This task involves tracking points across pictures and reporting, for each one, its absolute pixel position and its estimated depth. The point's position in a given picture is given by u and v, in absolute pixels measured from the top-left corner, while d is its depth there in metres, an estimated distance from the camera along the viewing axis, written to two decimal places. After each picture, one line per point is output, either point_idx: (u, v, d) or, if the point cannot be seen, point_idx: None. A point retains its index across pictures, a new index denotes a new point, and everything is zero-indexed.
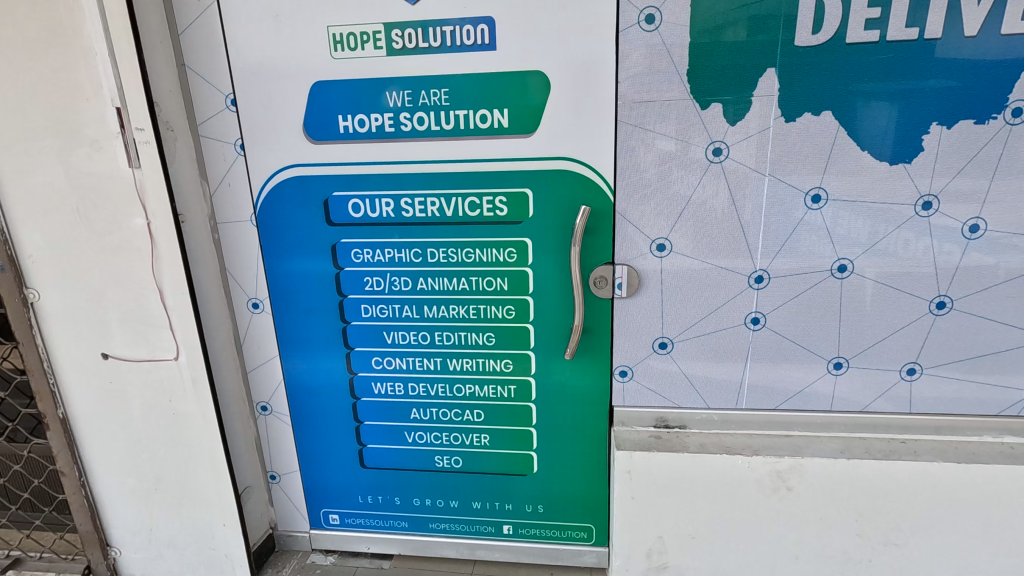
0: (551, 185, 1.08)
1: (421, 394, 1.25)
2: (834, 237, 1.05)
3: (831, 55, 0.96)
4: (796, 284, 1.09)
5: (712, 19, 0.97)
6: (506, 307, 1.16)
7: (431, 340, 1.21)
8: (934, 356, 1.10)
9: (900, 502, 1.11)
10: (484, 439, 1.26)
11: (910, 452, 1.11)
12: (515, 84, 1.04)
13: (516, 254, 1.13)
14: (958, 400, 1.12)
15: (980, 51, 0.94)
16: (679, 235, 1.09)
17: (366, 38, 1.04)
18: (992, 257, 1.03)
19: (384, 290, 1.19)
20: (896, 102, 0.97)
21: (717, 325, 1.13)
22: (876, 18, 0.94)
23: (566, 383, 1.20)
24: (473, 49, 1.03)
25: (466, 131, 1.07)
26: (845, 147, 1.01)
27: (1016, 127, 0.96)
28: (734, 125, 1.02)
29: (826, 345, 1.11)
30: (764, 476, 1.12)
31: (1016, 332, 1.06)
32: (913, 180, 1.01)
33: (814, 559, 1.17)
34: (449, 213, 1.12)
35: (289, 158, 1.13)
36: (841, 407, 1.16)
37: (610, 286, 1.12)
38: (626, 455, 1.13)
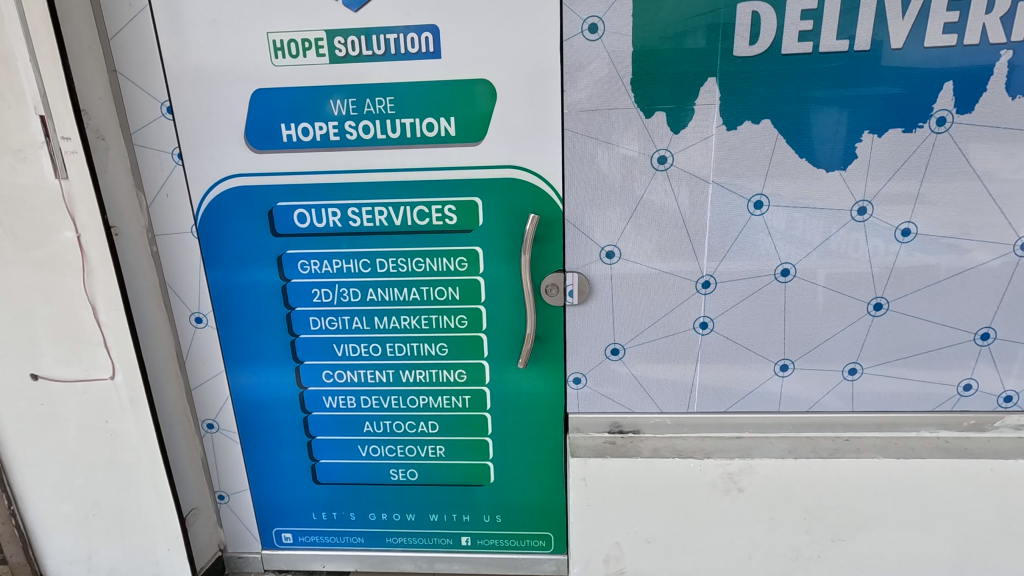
0: (500, 194, 1.08)
1: (374, 407, 1.23)
2: (777, 242, 1.08)
3: (768, 65, 0.99)
4: (742, 288, 1.11)
5: (654, 30, 0.99)
6: (459, 317, 1.15)
7: (383, 352, 1.19)
8: (874, 355, 1.13)
9: (845, 498, 1.14)
10: (439, 451, 1.25)
11: (853, 450, 1.15)
12: (462, 92, 1.03)
13: (466, 263, 1.12)
14: (898, 397, 1.16)
15: (906, 61, 0.98)
16: (628, 242, 1.10)
17: (308, 45, 1.02)
18: (924, 258, 1.07)
19: (333, 302, 1.16)
20: (830, 111, 1.01)
21: (667, 330, 1.14)
22: (809, 30, 0.97)
23: (521, 390, 1.19)
24: (418, 57, 1.02)
25: (413, 139, 1.05)
26: (784, 154, 1.03)
27: (941, 135, 1.01)
28: (678, 133, 1.04)
29: (772, 347, 1.14)
30: (715, 477, 1.15)
31: (948, 331, 1.11)
32: (849, 185, 1.04)
33: (766, 557, 1.19)
34: (398, 222, 1.10)
35: (230, 168, 1.10)
36: (789, 407, 1.18)
37: (562, 293, 1.13)
38: (580, 463, 1.16)
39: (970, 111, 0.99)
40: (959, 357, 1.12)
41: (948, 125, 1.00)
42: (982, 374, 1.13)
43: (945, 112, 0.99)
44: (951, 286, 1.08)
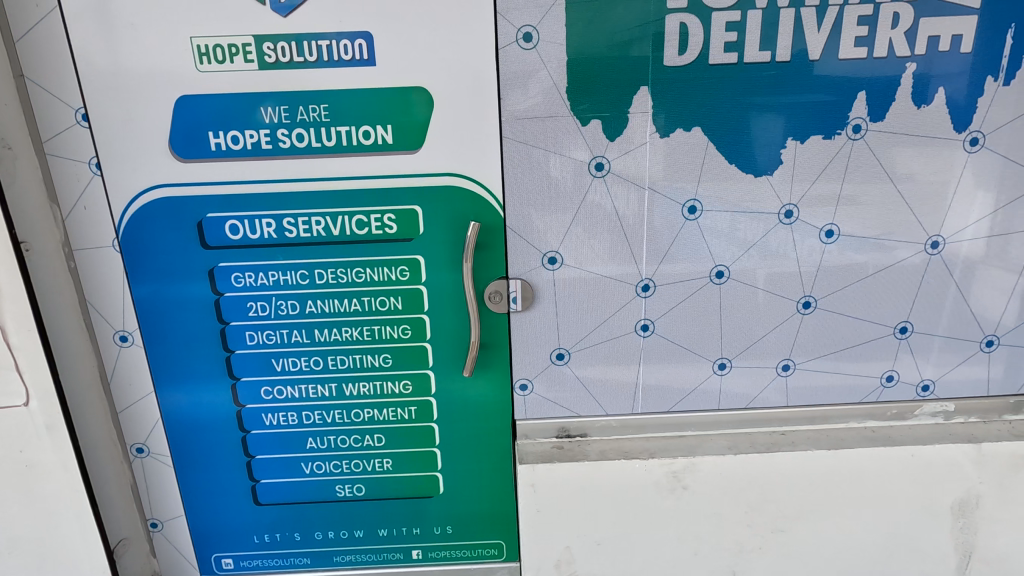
0: (441, 202, 1.07)
1: (317, 423, 1.19)
2: (711, 246, 1.12)
3: (697, 74, 1.02)
4: (679, 291, 1.14)
5: (587, 40, 1.01)
6: (402, 327, 1.14)
7: (325, 366, 1.16)
8: (805, 351, 1.18)
9: (781, 490, 1.19)
10: (386, 464, 1.22)
11: (789, 443, 1.20)
12: (398, 99, 1.02)
13: (408, 272, 1.10)
14: (829, 390, 1.21)
15: (824, 72, 1.03)
16: (569, 247, 1.11)
17: (235, 50, 0.99)
18: (846, 258, 1.13)
19: (270, 316, 1.12)
20: (756, 119, 1.05)
21: (610, 333, 1.16)
22: (733, 41, 1.01)
23: (468, 399, 1.18)
24: (352, 64, 1.00)
25: (350, 148, 1.03)
26: (715, 160, 1.07)
27: (857, 142, 1.07)
28: (614, 141, 1.06)
29: (710, 347, 1.17)
30: (660, 477, 1.18)
31: (871, 326, 1.17)
32: (776, 190, 1.09)
33: (710, 552, 1.22)
34: (336, 232, 1.08)
35: (155, 178, 1.04)
36: (728, 404, 1.22)
37: (505, 300, 1.13)
38: (529, 469, 1.17)
39: (881, 119, 1.06)
40: (881, 350, 1.19)
41: (863, 132, 1.06)
42: (902, 366, 1.20)
43: (860, 120, 1.05)
44: (871, 284, 1.15)
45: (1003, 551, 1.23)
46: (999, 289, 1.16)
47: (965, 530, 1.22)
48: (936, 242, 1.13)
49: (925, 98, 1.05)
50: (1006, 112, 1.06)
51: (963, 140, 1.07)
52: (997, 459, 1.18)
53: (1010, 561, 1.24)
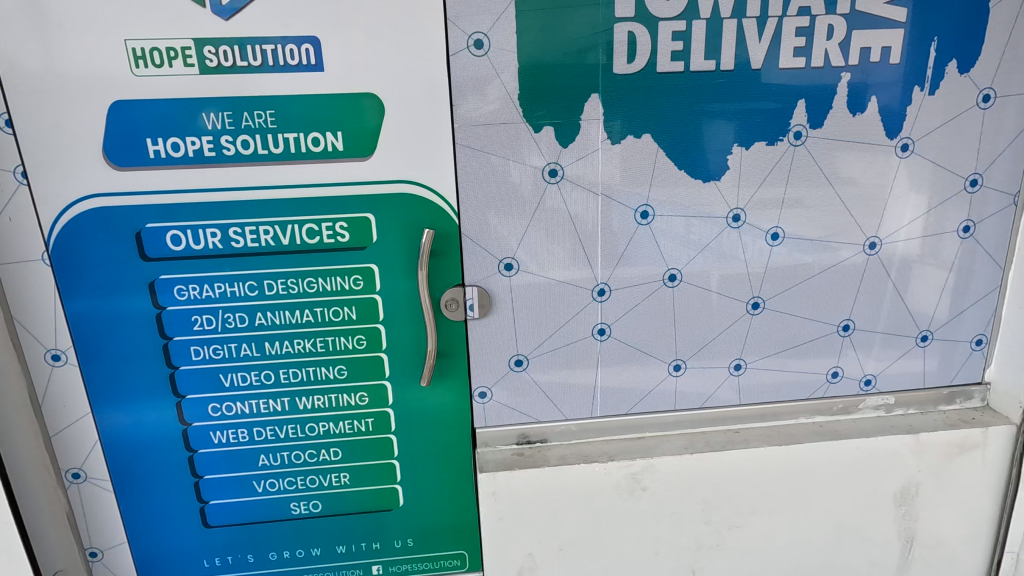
0: (394, 209, 1.05)
1: (269, 439, 1.15)
2: (663, 250, 1.14)
3: (645, 82, 1.04)
4: (634, 294, 1.16)
5: (537, 47, 1.01)
6: (357, 338, 1.11)
7: (276, 380, 1.12)
8: (755, 351, 1.22)
9: (737, 487, 1.22)
10: (343, 478, 1.19)
11: (743, 441, 1.23)
12: (348, 105, 1.00)
13: (362, 281, 1.08)
14: (779, 388, 1.25)
15: (766, 81, 1.07)
16: (524, 254, 1.11)
17: (174, 54, 0.95)
18: (792, 259, 1.17)
19: (216, 329, 1.08)
20: (703, 127, 1.08)
21: (567, 338, 1.17)
22: (679, 50, 1.03)
23: (426, 408, 1.17)
24: (299, 69, 0.97)
25: (298, 155, 1.01)
26: (665, 166, 1.09)
27: (798, 147, 1.11)
28: (567, 147, 1.07)
29: (665, 349, 1.20)
30: (620, 479, 1.19)
31: (815, 324, 1.22)
32: (724, 195, 1.12)
33: (670, 551, 1.24)
34: (285, 241, 1.04)
35: (88, 187, 0.99)
36: (684, 404, 1.24)
37: (462, 307, 1.12)
38: (489, 477, 1.16)
39: (820, 126, 1.10)
40: (826, 347, 1.23)
41: (803, 138, 1.10)
42: (846, 362, 1.25)
43: (800, 127, 1.10)
44: (815, 284, 1.19)
45: (942, 534, 1.30)
46: (932, 286, 1.22)
47: (907, 517, 1.28)
48: (873, 243, 1.18)
49: (860, 106, 1.10)
50: (933, 120, 1.12)
51: (895, 146, 1.13)
52: (935, 448, 1.24)
53: (948, 544, 1.31)
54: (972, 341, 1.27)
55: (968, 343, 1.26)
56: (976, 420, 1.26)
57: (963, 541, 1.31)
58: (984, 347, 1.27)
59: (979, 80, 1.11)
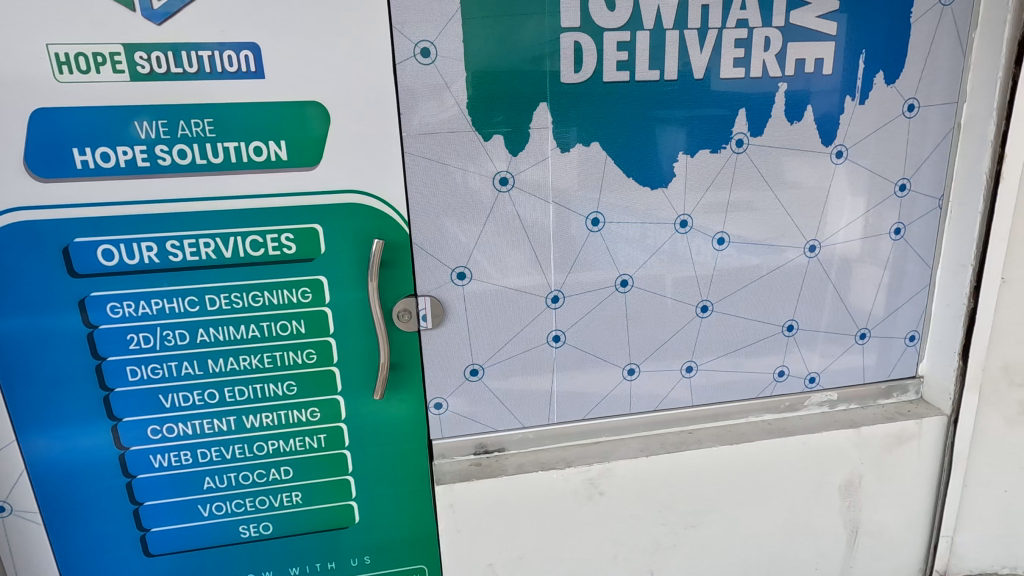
0: (342, 220, 1.03)
1: (215, 460, 1.10)
2: (615, 257, 1.15)
3: (592, 91, 1.06)
4: (587, 301, 1.17)
5: (484, 55, 1.01)
6: (306, 351, 1.08)
7: (221, 398, 1.07)
8: (705, 354, 1.25)
9: (691, 487, 1.25)
10: (295, 497, 1.15)
11: (696, 441, 1.25)
12: (291, 114, 0.97)
13: (310, 294, 1.05)
14: (729, 388, 1.28)
15: (708, 90, 1.10)
16: (477, 263, 1.11)
17: (102, 59, 0.90)
18: (738, 262, 1.21)
19: (155, 347, 1.03)
20: (650, 135, 1.10)
21: (522, 346, 1.17)
22: (624, 60, 1.05)
23: (381, 421, 1.14)
24: (238, 76, 0.94)
25: (239, 164, 0.97)
26: (614, 174, 1.11)
27: (740, 155, 1.15)
28: (516, 155, 1.07)
29: (618, 353, 1.21)
30: (577, 485, 1.19)
31: (761, 325, 1.26)
32: (671, 202, 1.15)
33: (629, 553, 1.26)
34: (228, 254, 1.00)
35: (8, 200, 0.93)
36: (639, 408, 1.26)
37: (415, 318, 1.10)
38: (446, 489, 1.16)
39: (760, 134, 1.14)
40: (772, 347, 1.27)
41: (745, 146, 1.14)
42: (791, 361, 1.29)
43: (741, 135, 1.13)
44: (760, 286, 1.23)
45: (884, 523, 1.36)
46: (868, 286, 1.28)
47: (852, 508, 1.33)
48: (813, 245, 1.23)
49: (797, 115, 1.14)
50: (864, 127, 1.18)
51: (830, 152, 1.18)
52: (875, 440, 1.30)
53: (889, 531, 1.37)
54: (906, 337, 1.33)
55: (903, 339, 1.33)
56: (911, 413, 1.33)
57: (903, 529, 1.38)
58: (917, 342, 1.34)
59: (904, 90, 1.17)
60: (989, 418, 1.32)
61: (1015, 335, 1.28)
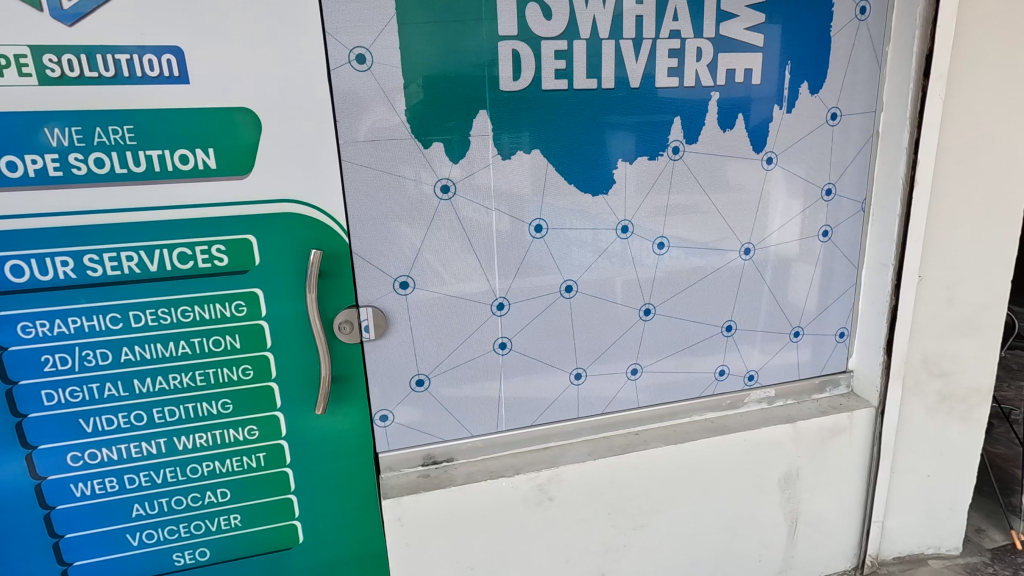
0: (277, 229, 0.99)
1: (144, 486, 1.04)
2: (558, 263, 1.16)
3: (531, 99, 1.07)
4: (532, 307, 1.17)
5: (422, 62, 1.00)
6: (242, 367, 1.03)
7: (149, 420, 1.02)
8: (649, 356, 1.27)
9: (639, 488, 1.27)
10: (234, 520, 1.10)
11: (642, 442, 1.28)
12: (219, 120, 0.93)
13: (245, 307, 1.01)
14: (673, 389, 1.31)
15: (645, 99, 1.12)
16: (420, 272, 1.09)
17: (5, 61, 0.84)
18: (678, 266, 1.24)
19: (73, 369, 0.96)
20: (590, 142, 1.12)
21: (469, 354, 1.16)
22: (562, 69, 1.07)
23: (324, 436, 1.11)
24: (160, 81, 0.90)
25: (164, 173, 0.93)
26: (556, 181, 1.12)
27: (677, 162, 1.18)
28: (457, 163, 1.06)
29: (564, 358, 1.22)
30: (527, 491, 1.20)
31: (702, 326, 1.29)
32: (613, 208, 1.17)
33: (580, 557, 1.27)
34: (153, 268, 0.95)
35: None
36: (587, 411, 1.27)
37: (357, 329, 1.08)
38: (393, 503, 1.13)
39: (695, 142, 1.18)
40: (712, 347, 1.31)
41: (681, 153, 1.17)
42: (731, 360, 1.33)
43: (677, 142, 1.16)
44: (701, 288, 1.26)
45: (821, 512, 1.42)
46: (801, 286, 1.33)
47: (791, 499, 1.38)
48: (748, 248, 1.27)
49: (729, 123, 1.18)
50: (792, 135, 1.23)
51: (762, 159, 1.22)
52: (810, 434, 1.36)
53: (826, 520, 1.43)
54: (836, 334, 1.40)
55: (833, 335, 1.40)
56: (843, 406, 1.40)
57: (839, 517, 1.44)
58: (846, 338, 1.41)
59: (827, 99, 1.23)
60: (912, 408, 1.40)
61: (932, 329, 1.36)
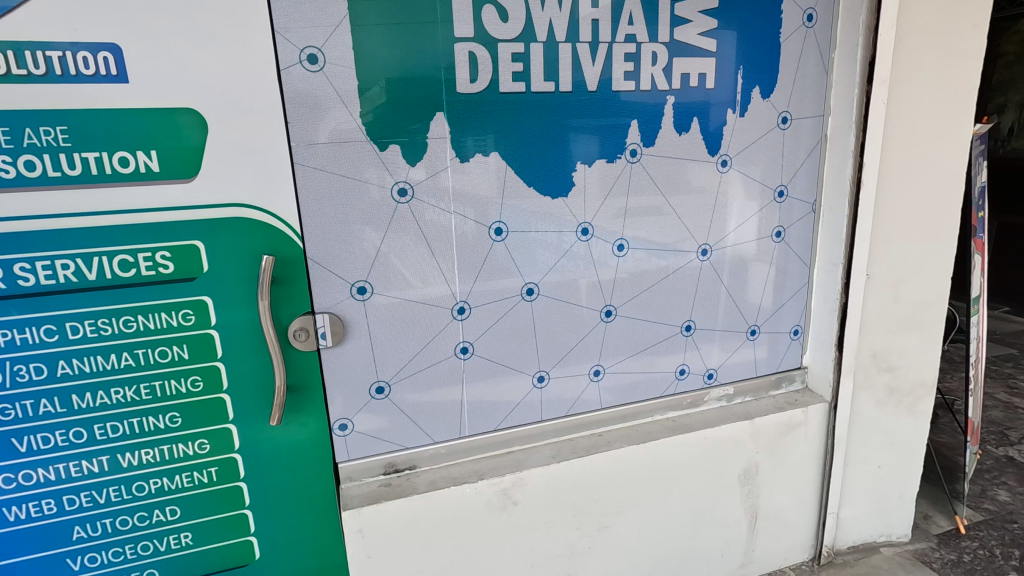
0: (227, 235, 0.96)
1: (85, 507, 0.99)
2: (519, 266, 1.16)
3: (489, 102, 1.06)
4: (493, 311, 1.16)
5: (377, 63, 0.98)
6: (191, 379, 0.99)
7: (89, 437, 0.96)
8: (611, 357, 1.28)
9: (603, 489, 1.27)
10: (184, 538, 1.05)
11: (606, 443, 1.28)
12: (161, 121, 0.89)
13: (193, 316, 0.97)
14: (635, 389, 1.33)
15: (602, 102, 1.13)
16: (378, 277, 1.07)
17: None
18: (638, 267, 1.25)
19: (4, 385, 0.90)
20: (549, 144, 1.12)
21: (430, 359, 1.14)
22: (520, 71, 1.06)
23: (280, 448, 1.07)
24: (96, 80, 0.85)
25: (102, 177, 0.88)
26: (515, 184, 1.11)
27: (635, 164, 1.19)
28: (414, 165, 1.05)
29: (527, 362, 1.21)
30: (491, 496, 1.19)
31: (662, 326, 1.31)
32: (573, 211, 1.17)
33: (546, 560, 1.26)
34: (92, 276, 0.90)
35: None
36: (550, 414, 1.27)
37: (313, 337, 1.05)
38: (354, 514, 1.11)
39: (652, 144, 1.19)
40: (673, 347, 1.33)
41: (638, 156, 1.19)
42: (690, 359, 1.36)
43: (635, 146, 1.18)
44: (660, 289, 1.28)
45: (779, 506, 1.46)
46: (757, 285, 1.37)
47: (751, 495, 1.42)
48: (705, 249, 1.29)
49: (685, 126, 1.20)
50: (745, 138, 1.26)
51: (717, 161, 1.25)
52: (768, 430, 1.39)
53: (784, 513, 1.47)
54: (790, 331, 1.44)
55: (788, 333, 1.44)
56: (798, 402, 1.44)
57: (797, 510, 1.48)
58: (800, 336, 1.46)
59: (778, 104, 1.27)
60: (863, 402, 1.45)
61: (881, 325, 1.42)
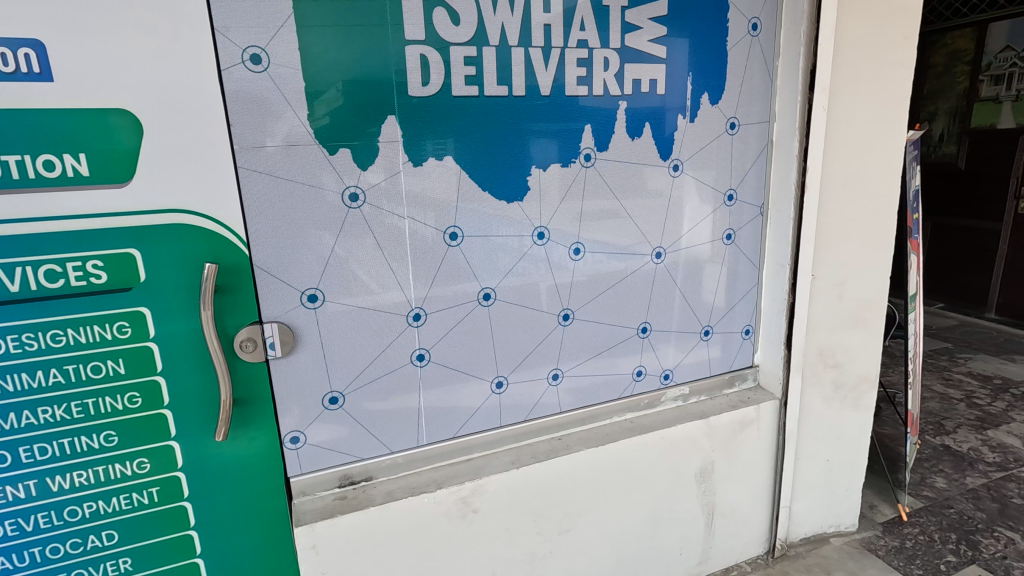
0: (165, 242, 0.91)
1: (11, 536, 0.92)
2: (475, 270, 1.15)
3: (442, 105, 1.04)
4: (450, 316, 1.15)
5: (325, 64, 0.96)
6: (128, 396, 0.94)
7: (15, 460, 0.89)
8: (570, 360, 1.29)
9: (563, 493, 1.27)
10: (123, 564, 0.99)
11: (565, 447, 1.28)
12: (91, 123, 0.84)
13: (130, 328, 0.92)
14: (594, 392, 1.33)
15: (556, 106, 1.14)
16: (329, 284, 1.04)
17: None
18: (595, 270, 1.26)
19: None
20: (504, 148, 1.11)
21: (385, 368, 1.12)
22: (473, 75, 1.05)
23: (227, 464, 1.03)
24: (17, 78, 0.80)
25: (25, 181, 0.82)
26: (470, 188, 1.10)
27: (589, 169, 1.20)
28: (366, 169, 1.02)
29: (485, 367, 1.20)
30: (450, 505, 1.17)
31: (619, 329, 1.32)
32: (529, 215, 1.17)
33: (507, 567, 1.25)
34: (15, 288, 0.84)
35: None
36: (509, 419, 1.26)
37: (261, 348, 1.01)
38: (307, 530, 1.07)
39: (606, 149, 1.20)
40: (630, 349, 1.34)
41: (593, 161, 1.19)
42: (647, 361, 1.37)
43: (589, 150, 1.18)
44: (617, 292, 1.29)
45: (734, 502, 1.49)
46: (710, 286, 1.40)
47: (708, 492, 1.44)
48: (660, 252, 1.31)
49: (637, 131, 1.22)
50: (696, 143, 1.29)
51: (669, 166, 1.27)
52: (722, 428, 1.42)
53: (739, 509, 1.51)
54: (742, 331, 1.48)
55: (739, 332, 1.48)
56: (751, 399, 1.48)
57: (751, 505, 1.52)
58: (751, 335, 1.50)
59: (726, 109, 1.30)
60: (812, 398, 1.51)
61: (826, 323, 1.47)
